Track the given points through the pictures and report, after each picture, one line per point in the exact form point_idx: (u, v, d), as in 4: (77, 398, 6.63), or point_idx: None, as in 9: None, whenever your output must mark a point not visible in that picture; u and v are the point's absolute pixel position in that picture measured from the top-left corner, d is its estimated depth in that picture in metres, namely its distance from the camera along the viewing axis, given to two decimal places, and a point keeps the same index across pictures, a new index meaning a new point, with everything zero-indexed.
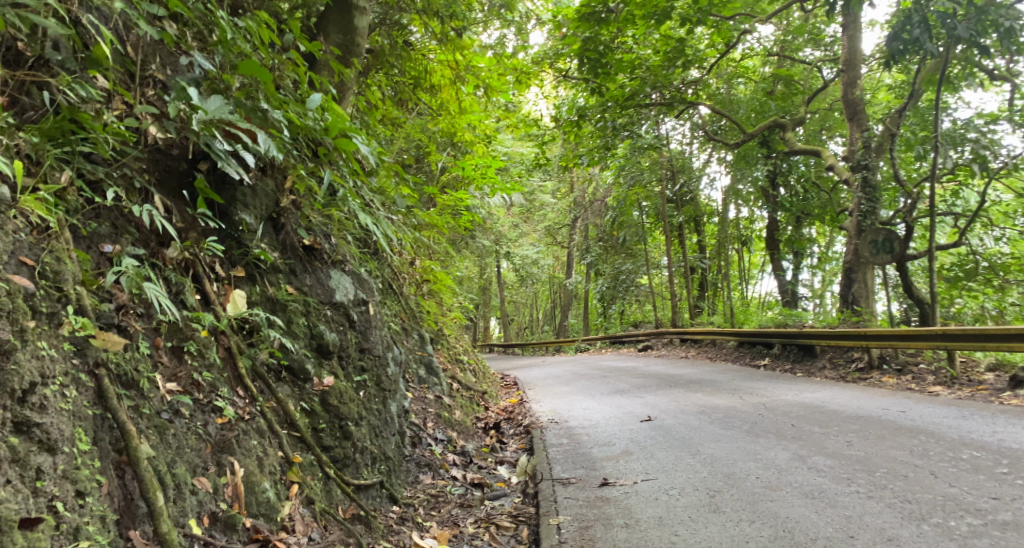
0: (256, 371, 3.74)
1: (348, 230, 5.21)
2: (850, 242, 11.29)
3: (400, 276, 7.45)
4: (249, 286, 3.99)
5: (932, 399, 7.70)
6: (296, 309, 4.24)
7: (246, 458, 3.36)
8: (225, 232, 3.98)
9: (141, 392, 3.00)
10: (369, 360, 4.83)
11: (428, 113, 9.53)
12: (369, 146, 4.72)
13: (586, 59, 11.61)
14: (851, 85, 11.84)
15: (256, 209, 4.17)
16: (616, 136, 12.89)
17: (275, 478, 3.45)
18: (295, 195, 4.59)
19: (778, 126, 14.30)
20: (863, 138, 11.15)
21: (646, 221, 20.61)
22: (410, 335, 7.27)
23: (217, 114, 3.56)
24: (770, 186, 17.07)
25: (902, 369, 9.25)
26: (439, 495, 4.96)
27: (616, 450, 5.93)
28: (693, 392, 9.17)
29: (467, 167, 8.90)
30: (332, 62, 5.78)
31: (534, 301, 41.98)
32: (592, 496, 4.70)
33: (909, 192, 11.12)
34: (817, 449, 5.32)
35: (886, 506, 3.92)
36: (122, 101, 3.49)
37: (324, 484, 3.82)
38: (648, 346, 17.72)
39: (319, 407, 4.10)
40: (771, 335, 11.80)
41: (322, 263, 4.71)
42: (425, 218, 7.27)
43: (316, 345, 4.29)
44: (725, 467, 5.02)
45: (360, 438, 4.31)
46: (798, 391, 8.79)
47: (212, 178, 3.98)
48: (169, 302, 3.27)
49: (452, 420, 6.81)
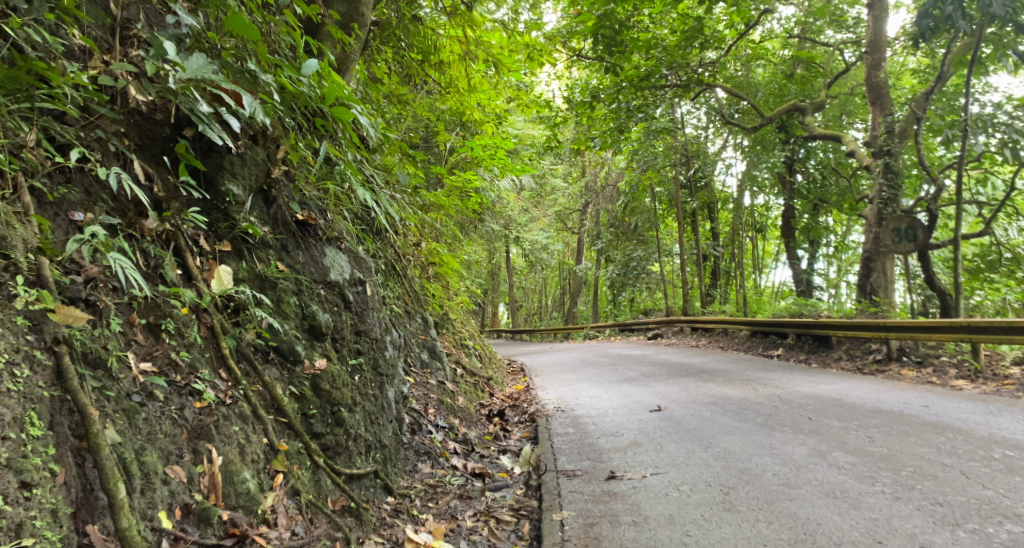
0: (240, 352, 3.50)
1: (346, 204, 4.99)
2: (869, 231, 10.94)
3: (404, 256, 7.20)
4: (236, 262, 3.76)
5: (956, 393, 7.39)
6: (286, 287, 4.01)
7: (226, 445, 3.12)
8: (211, 203, 3.74)
9: (109, 372, 2.79)
10: (365, 342, 4.60)
11: (437, 91, 9.23)
12: (369, 118, 4.48)
13: (600, 37, 11.24)
14: (874, 68, 11.47)
15: (244, 180, 3.94)
16: (630, 118, 12.47)
17: (257, 467, 3.21)
18: (288, 167, 4.35)
19: (797, 110, 13.88)
20: (886, 122, 10.73)
21: (659, 207, 20.23)
22: (413, 318, 7.02)
23: (197, 73, 3.30)
24: (787, 172, 16.67)
25: (922, 361, 8.94)
26: (438, 485, 4.73)
27: (624, 441, 5.67)
28: (705, 381, 8.90)
29: (475, 147, 8.58)
30: (333, 30, 5.50)
31: (543, 287, 41.63)
32: (599, 490, 4.46)
33: (933, 179, 10.75)
34: (837, 445, 5.04)
35: (915, 508, 3.64)
36: (100, 60, 3.26)
37: (312, 473, 3.59)
38: (659, 335, 17.41)
39: (309, 392, 3.87)
40: (785, 325, 11.48)
41: (317, 240, 4.47)
42: (431, 198, 7.00)
43: (308, 326, 4.05)
44: (740, 463, 4.76)
45: (353, 425, 4.07)
46: (813, 382, 8.50)
47: (198, 146, 3.74)
48: (140, 277, 3.00)
49: (455, 407, 6.57)
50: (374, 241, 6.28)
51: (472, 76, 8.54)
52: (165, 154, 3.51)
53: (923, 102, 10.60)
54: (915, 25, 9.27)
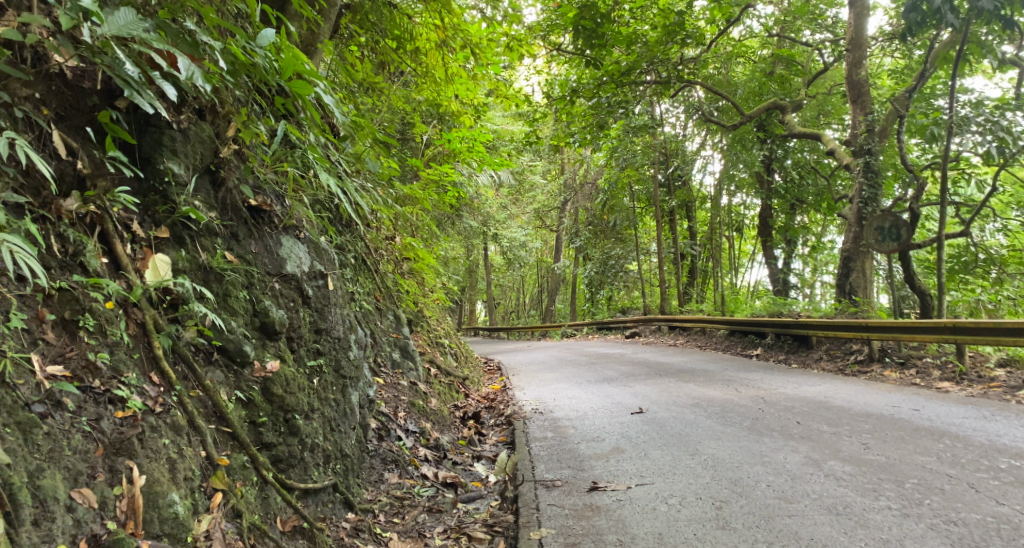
0: (177, 353, 3.09)
1: (306, 190, 4.59)
2: (849, 230, 10.66)
3: (376, 251, 6.80)
4: (176, 250, 3.34)
5: (943, 396, 7.15)
6: (234, 279, 3.60)
7: (153, 461, 2.70)
8: (147, 183, 3.32)
9: (3, 379, 2.40)
10: (326, 342, 4.22)
11: (413, 81, 8.79)
12: (332, 96, 4.10)
13: (580, 29, 10.80)
14: (856, 65, 11.37)
15: (186, 158, 3.52)
16: (610, 114, 12.07)
17: (190, 486, 2.80)
18: (240, 147, 3.94)
19: (777, 108, 13.58)
20: (867, 121, 10.45)
21: (637, 205, 19.94)
22: (385, 316, 6.61)
23: (123, 29, 2.87)
24: (765, 172, 16.41)
25: (905, 362, 8.71)
26: (405, 497, 4.35)
27: (606, 447, 5.32)
28: (685, 382, 8.58)
29: (452, 140, 8.16)
30: (295, 5, 5.08)
31: (520, 285, 41.31)
32: (580, 504, 4.12)
33: (916, 178, 10.52)
34: (831, 452, 4.73)
35: (928, 528, 3.34)
36: (13, 15, 2.82)
37: (259, 489, 3.20)
38: (636, 334, 17.09)
39: (259, 398, 3.48)
40: (765, 325, 11.22)
41: (272, 228, 4.07)
42: (404, 191, 6.57)
43: (259, 324, 3.66)
44: (730, 472, 4.44)
45: (310, 433, 3.70)
46: (797, 384, 8.22)
47: (132, 118, 3.32)
48: (38, 265, 2.56)
49: (427, 409, 6.18)
50: (342, 233, 5.87)
51: (449, 65, 8.10)
52: (88, 125, 3.09)
53: (905, 102, 10.35)
54: (902, 19, 8.99)
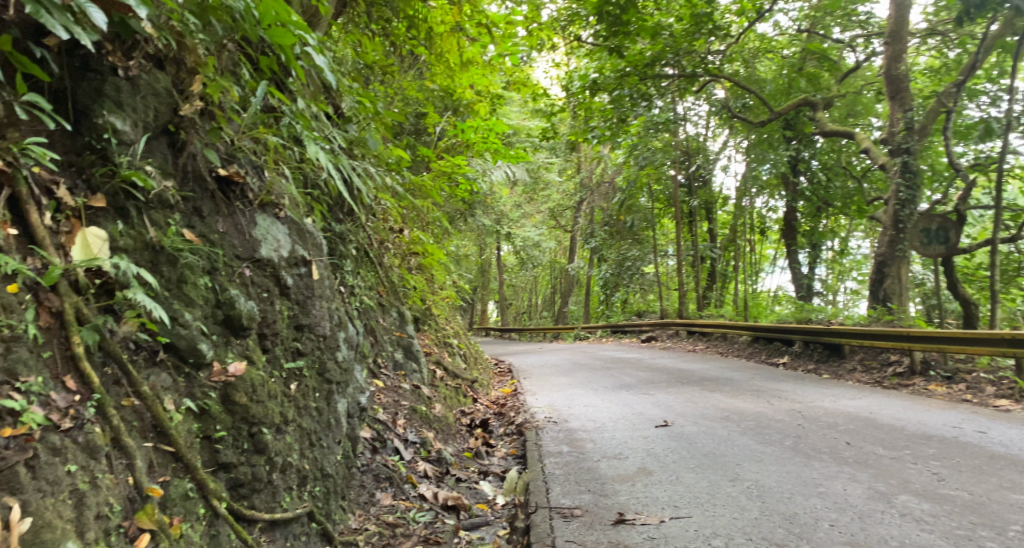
0: (108, 351, 2.46)
1: (290, 163, 3.94)
2: (883, 234, 9.72)
3: (380, 243, 6.15)
4: (115, 223, 2.70)
5: (1005, 416, 6.37)
6: (193, 263, 2.95)
7: (48, 497, 2.09)
8: (81, 139, 2.69)
9: None
10: (307, 340, 3.57)
11: (426, 66, 8.08)
12: (324, 55, 3.46)
13: (604, 16, 9.89)
14: (896, 61, 10.02)
15: (135, 113, 2.89)
16: (632, 107, 11.26)
17: (105, 526, 2.20)
18: (208, 105, 3.29)
19: (807, 105, 12.69)
20: (905, 118, 9.43)
21: (656, 205, 19.02)
22: (386, 312, 5.97)
23: None
24: (790, 173, 15.53)
25: (952, 376, 7.90)
26: (399, 524, 3.70)
27: (631, 467, 4.64)
28: (711, 391, 7.86)
29: (467, 130, 7.46)
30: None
31: (533, 285, 40.43)
32: (604, 541, 3.46)
33: (962, 178, 9.60)
34: (900, 483, 4.03)
35: None
36: None
37: (208, 523, 2.58)
38: (653, 338, 16.30)
39: (217, 407, 2.84)
40: (793, 332, 10.41)
41: (245, 204, 3.42)
42: (412, 180, 5.89)
43: (223, 317, 3.03)
44: (782, 503, 3.77)
45: (280, 451, 3.05)
46: (834, 397, 7.44)
47: (65, 60, 2.70)
48: None
49: (430, 416, 5.52)
50: (339, 219, 5.21)
51: (465, 50, 7.29)
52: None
53: (951, 97, 9.35)
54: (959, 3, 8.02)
